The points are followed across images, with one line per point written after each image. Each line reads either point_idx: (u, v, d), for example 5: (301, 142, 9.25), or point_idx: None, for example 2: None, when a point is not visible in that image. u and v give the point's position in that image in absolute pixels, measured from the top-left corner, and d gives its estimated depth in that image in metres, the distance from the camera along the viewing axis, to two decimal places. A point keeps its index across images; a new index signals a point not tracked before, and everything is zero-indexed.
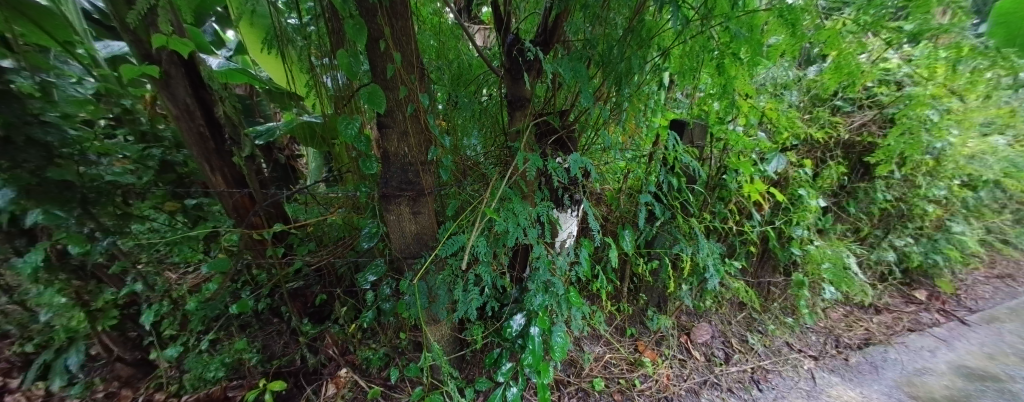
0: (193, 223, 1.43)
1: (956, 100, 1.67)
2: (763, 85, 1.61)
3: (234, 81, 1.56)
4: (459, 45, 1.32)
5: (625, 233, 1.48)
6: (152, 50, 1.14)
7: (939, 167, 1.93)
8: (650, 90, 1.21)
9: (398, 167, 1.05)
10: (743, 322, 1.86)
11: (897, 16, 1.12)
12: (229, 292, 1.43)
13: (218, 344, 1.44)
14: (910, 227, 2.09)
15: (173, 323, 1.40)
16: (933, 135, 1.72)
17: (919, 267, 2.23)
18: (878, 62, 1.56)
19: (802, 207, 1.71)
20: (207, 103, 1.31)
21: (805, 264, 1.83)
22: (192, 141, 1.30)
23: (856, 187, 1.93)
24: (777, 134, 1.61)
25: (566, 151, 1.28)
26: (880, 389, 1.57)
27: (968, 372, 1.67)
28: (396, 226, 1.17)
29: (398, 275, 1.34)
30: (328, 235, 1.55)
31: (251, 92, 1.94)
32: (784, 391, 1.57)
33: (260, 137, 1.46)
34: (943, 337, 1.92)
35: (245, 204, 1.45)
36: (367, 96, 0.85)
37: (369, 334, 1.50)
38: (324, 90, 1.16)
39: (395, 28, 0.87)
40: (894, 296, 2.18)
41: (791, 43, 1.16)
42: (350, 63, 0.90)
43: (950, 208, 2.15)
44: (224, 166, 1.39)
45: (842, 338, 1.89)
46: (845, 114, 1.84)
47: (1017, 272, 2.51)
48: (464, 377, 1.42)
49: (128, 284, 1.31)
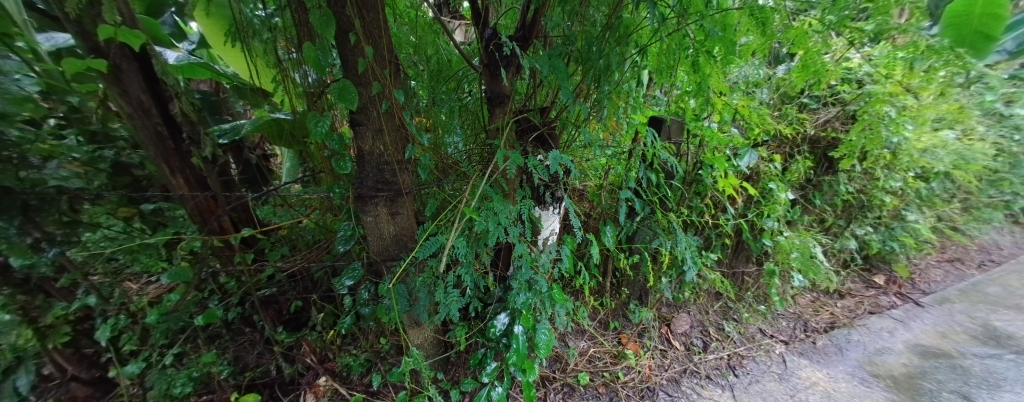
0: (153, 230, 1.34)
1: (912, 97, 1.79)
2: (735, 83, 1.64)
3: (197, 76, 1.49)
4: (438, 40, 1.27)
5: (607, 229, 1.51)
6: (100, 42, 1.04)
7: (896, 160, 2.03)
8: (629, 88, 1.22)
9: (374, 167, 1.02)
10: (719, 311, 1.93)
11: (860, 16, 1.18)
12: (195, 302, 1.36)
13: (184, 358, 1.36)
14: (870, 217, 2.21)
15: (132, 338, 1.31)
16: (891, 131, 1.81)
17: (878, 254, 2.37)
18: (841, 61, 1.64)
19: (773, 200, 1.78)
20: (164, 100, 1.22)
21: (776, 254, 1.91)
22: (149, 140, 1.21)
23: (821, 179, 2.03)
24: (749, 130, 1.66)
25: (547, 148, 1.27)
26: (845, 370, 1.67)
27: (924, 350, 1.79)
28: (373, 228, 1.14)
29: (376, 278, 1.31)
30: (302, 239, 1.52)
31: (221, 89, 1.83)
32: (759, 375, 1.64)
33: (225, 136, 1.41)
34: (900, 318, 2.05)
35: (211, 206, 1.37)
36: (338, 92, 0.82)
37: (349, 340, 1.47)
38: (293, 85, 1.11)
39: (366, 20, 0.83)
40: (856, 282, 2.32)
41: (761, 43, 1.20)
42: (318, 58, 0.85)
43: (906, 199, 2.28)
44: (185, 168, 1.31)
45: (810, 322, 1.99)
46: (811, 111, 1.92)
47: (965, 256, 2.70)
48: (450, 378, 1.41)
49: (81, 298, 1.21)
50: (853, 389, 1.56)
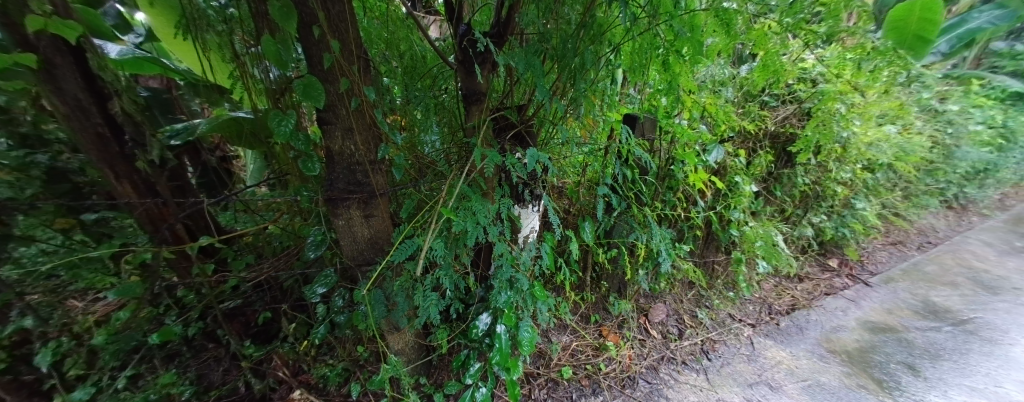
0: (96, 242, 1.20)
1: (859, 95, 1.93)
2: (702, 82, 1.71)
3: (144, 71, 1.37)
4: (411, 35, 1.24)
5: (586, 225, 1.53)
6: (28, 35, 0.91)
7: (846, 153, 2.19)
8: (604, 87, 1.25)
9: (344, 168, 0.97)
10: (692, 299, 2.01)
11: (814, 19, 1.25)
12: (149, 319, 1.26)
13: (139, 380, 1.24)
14: (825, 206, 2.36)
15: (78, 362, 1.19)
16: (841, 126, 1.95)
17: (832, 240, 2.55)
18: (797, 61, 1.73)
19: (738, 192, 1.85)
20: (104, 98, 1.10)
21: (742, 243, 2.00)
22: (89, 143, 1.10)
23: (781, 172, 2.15)
24: (716, 127, 1.73)
25: (525, 146, 1.26)
26: (806, 348, 1.80)
27: (873, 326, 1.96)
28: (346, 232, 1.09)
29: (351, 284, 1.26)
30: (268, 246, 1.45)
31: (173, 85, 1.68)
32: (729, 358, 1.73)
33: (176, 136, 1.31)
34: (852, 297, 2.22)
35: (163, 214, 1.27)
36: (302, 89, 0.77)
37: (325, 350, 1.41)
38: (253, 82, 1.04)
39: (331, 12, 0.79)
40: (813, 265, 2.49)
41: (726, 43, 1.24)
42: (279, 51, 0.79)
43: (854, 188, 2.45)
44: (131, 173, 1.20)
45: (774, 305, 2.11)
46: (771, 108, 2.03)
47: (907, 239, 2.94)
48: (433, 382, 1.39)
49: (15, 320, 1.08)
50: (812, 365, 1.68)
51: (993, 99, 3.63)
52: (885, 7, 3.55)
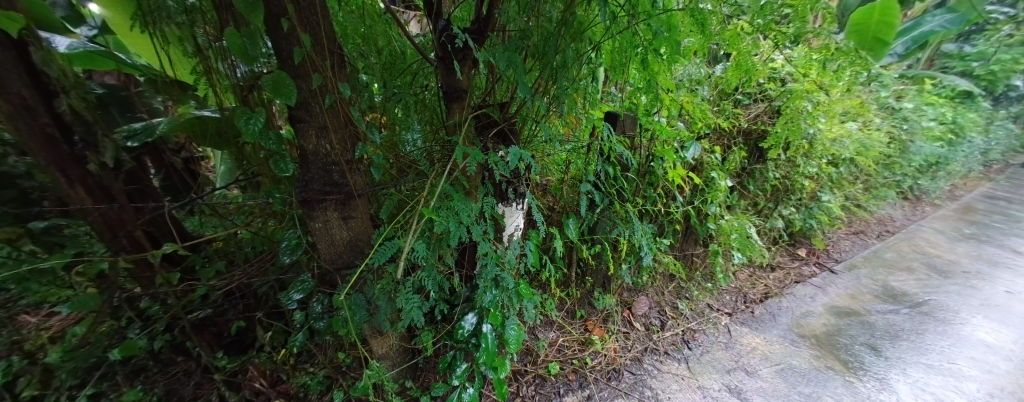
0: (48, 253, 1.11)
1: (825, 93, 2.03)
2: (680, 81, 1.75)
3: (98, 66, 1.27)
4: (389, 30, 1.21)
5: (569, 222, 1.54)
6: None
7: (812, 149, 2.31)
8: (585, 85, 1.26)
9: (319, 168, 0.93)
10: (673, 291, 2.07)
11: (782, 22, 1.30)
12: (109, 334, 1.19)
13: (101, 399, 1.17)
14: (793, 199, 2.46)
15: (33, 382, 1.11)
16: (808, 123, 2.05)
17: (801, 231, 2.69)
18: (767, 61, 1.80)
19: (714, 187, 1.91)
20: (51, 95, 1.01)
21: (718, 236, 2.07)
22: (36, 145, 1.01)
23: (754, 168, 2.24)
24: (693, 124, 1.77)
25: (508, 144, 1.24)
26: (778, 333, 1.89)
27: (839, 311, 2.08)
28: (324, 234, 1.05)
29: (330, 288, 1.21)
30: (240, 252, 1.39)
31: (132, 83, 1.58)
32: (708, 346, 1.79)
33: (134, 137, 1.22)
34: (819, 284, 2.35)
35: (123, 220, 1.18)
36: (272, 86, 0.73)
37: (305, 357, 1.36)
38: (219, 78, 0.99)
39: (301, 6, 0.76)
40: (784, 255, 2.61)
41: (701, 43, 1.26)
42: (245, 45, 0.74)
43: (821, 182, 2.58)
44: (85, 176, 1.12)
45: (749, 294, 2.21)
46: (744, 106, 2.09)
47: (868, 228, 3.13)
48: (419, 385, 1.37)
49: None
50: (784, 349, 1.77)
51: (942, 97, 3.91)
52: (847, 9, 3.76)
